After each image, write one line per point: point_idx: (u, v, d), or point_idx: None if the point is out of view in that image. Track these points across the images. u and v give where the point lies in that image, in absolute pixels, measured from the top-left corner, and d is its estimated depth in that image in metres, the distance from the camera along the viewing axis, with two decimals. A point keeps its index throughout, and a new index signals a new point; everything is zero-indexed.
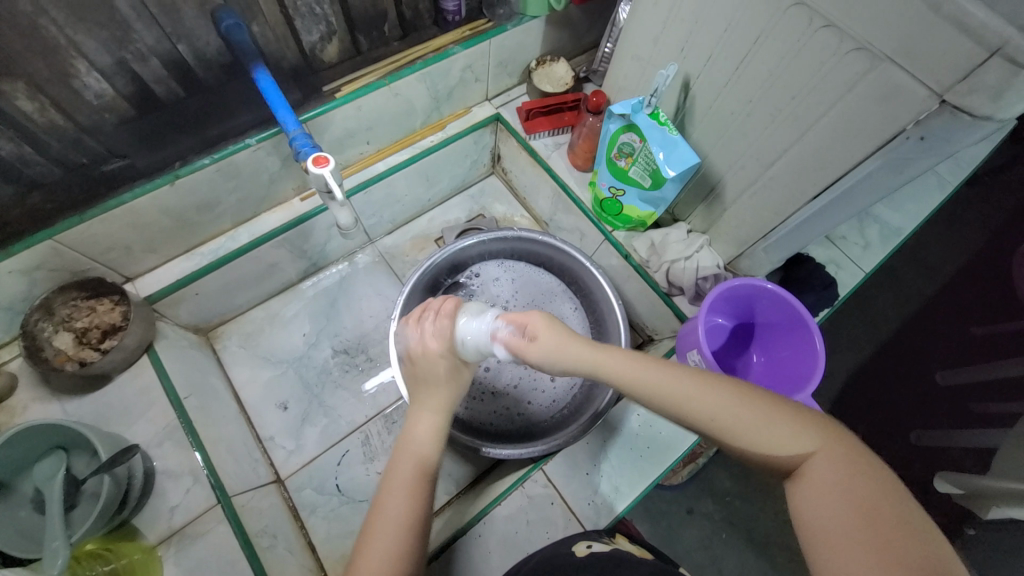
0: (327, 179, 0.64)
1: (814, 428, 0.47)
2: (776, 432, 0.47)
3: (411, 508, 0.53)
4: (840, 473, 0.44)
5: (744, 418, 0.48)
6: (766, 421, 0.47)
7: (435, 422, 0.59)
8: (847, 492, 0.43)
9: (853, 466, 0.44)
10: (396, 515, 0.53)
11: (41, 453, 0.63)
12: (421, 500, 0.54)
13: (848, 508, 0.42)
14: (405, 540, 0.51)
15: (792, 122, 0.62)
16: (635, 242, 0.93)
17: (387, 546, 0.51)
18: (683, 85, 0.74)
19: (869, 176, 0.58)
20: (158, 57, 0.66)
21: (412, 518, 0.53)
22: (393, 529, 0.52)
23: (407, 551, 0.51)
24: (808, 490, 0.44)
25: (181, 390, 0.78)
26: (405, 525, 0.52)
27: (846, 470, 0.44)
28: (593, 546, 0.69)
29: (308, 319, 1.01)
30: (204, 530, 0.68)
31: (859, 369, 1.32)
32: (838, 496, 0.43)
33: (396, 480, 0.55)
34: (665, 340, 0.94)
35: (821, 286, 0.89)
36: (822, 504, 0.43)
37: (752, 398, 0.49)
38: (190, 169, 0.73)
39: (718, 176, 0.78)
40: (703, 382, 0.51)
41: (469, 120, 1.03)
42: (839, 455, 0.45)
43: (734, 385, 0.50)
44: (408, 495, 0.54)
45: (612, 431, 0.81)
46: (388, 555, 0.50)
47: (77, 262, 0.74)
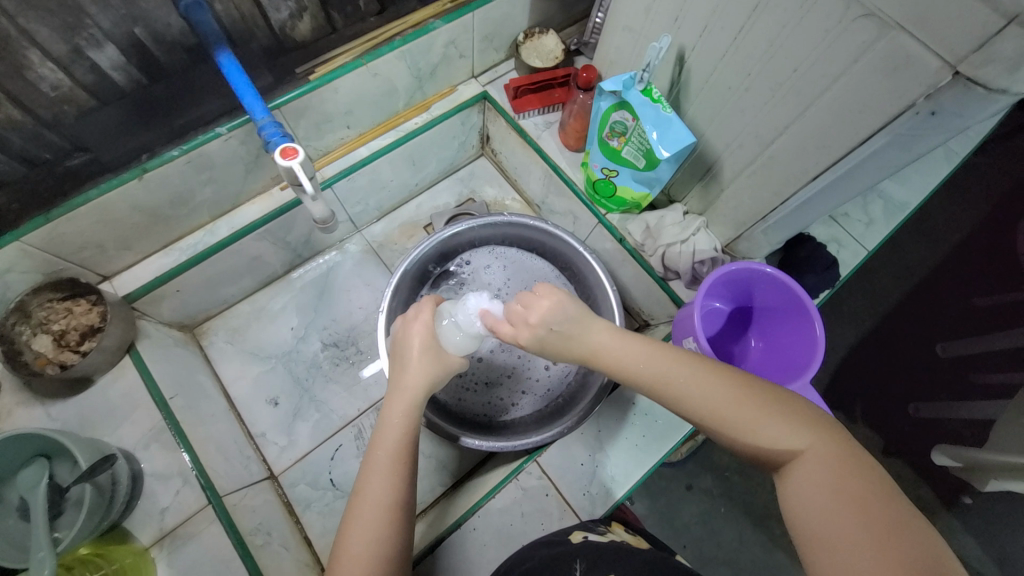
0: (297, 171, 0.61)
1: (799, 420, 0.46)
2: (766, 423, 0.46)
3: (392, 495, 0.52)
4: (833, 467, 0.43)
5: (732, 407, 0.47)
6: (753, 412, 0.47)
7: (413, 406, 0.58)
8: (839, 485, 0.42)
9: (847, 460, 0.44)
10: (378, 501, 0.51)
11: (24, 462, 0.62)
12: (400, 485, 0.53)
13: (840, 501, 0.41)
14: (388, 528, 0.51)
15: (794, 97, 0.58)
16: (629, 225, 0.89)
17: (369, 534, 0.50)
18: (678, 57, 0.69)
19: (875, 154, 0.55)
20: (115, 43, 0.62)
21: (393, 506, 0.52)
22: (373, 514, 0.51)
23: (390, 539, 0.51)
24: (799, 487, 0.44)
25: (166, 390, 0.77)
26: (388, 511, 0.51)
27: (839, 469, 0.43)
28: (589, 536, 0.68)
29: (296, 311, 0.99)
30: (197, 531, 0.67)
31: (860, 345, 1.30)
32: (830, 489, 0.42)
33: (375, 465, 0.53)
34: (662, 326, 0.92)
35: (822, 267, 0.86)
36: (818, 506, 0.42)
37: (744, 394, 0.48)
38: (159, 161, 0.70)
39: (715, 156, 0.74)
40: (688, 376, 0.50)
41: (454, 100, 0.98)
42: (827, 454, 0.44)
43: (726, 380, 0.49)
44: (387, 482, 0.52)
45: (607, 421, 0.80)
46: (371, 543, 0.50)
47: (48, 263, 0.71)
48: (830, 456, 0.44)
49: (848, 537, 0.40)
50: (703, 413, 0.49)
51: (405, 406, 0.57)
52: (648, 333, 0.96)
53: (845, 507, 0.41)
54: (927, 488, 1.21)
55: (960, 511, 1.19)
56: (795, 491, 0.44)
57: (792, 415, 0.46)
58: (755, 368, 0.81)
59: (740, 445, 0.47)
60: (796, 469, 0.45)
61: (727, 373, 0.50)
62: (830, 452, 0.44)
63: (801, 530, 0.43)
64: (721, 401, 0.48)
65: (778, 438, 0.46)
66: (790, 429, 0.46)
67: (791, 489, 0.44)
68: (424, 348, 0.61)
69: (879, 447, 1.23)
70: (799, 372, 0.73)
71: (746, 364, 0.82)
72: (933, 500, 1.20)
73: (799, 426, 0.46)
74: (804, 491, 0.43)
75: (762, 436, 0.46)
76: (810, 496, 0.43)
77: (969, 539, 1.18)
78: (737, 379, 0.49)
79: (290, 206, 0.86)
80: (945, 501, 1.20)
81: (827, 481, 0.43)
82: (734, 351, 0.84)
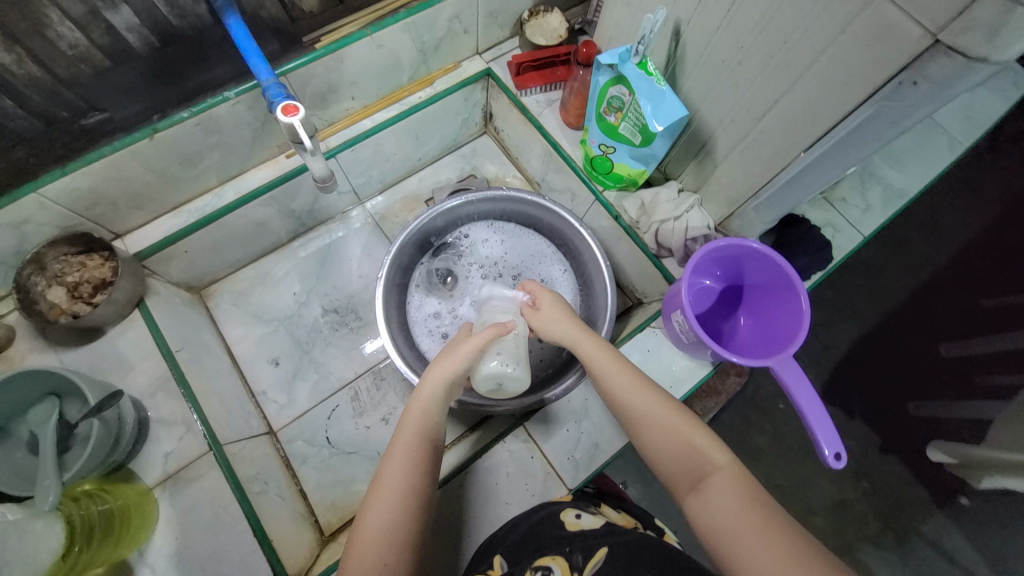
0: (298, 129, 0.60)
1: (707, 443, 0.61)
2: (690, 440, 0.61)
3: (407, 483, 0.59)
4: (736, 487, 0.57)
5: (670, 426, 0.63)
6: (684, 428, 0.62)
7: (431, 400, 0.66)
8: (746, 499, 0.55)
9: (753, 485, 0.57)
10: (393, 486, 0.59)
11: (38, 398, 0.65)
12: (416, 473, 0.60)
13: (745, 508, 0.54)
14: (404, 513, 0.57)
15: (783, 70, 0.59)
16: (625, 201, 0.91)
17: (385, 515, 0.57)
18: (673, 31, 0.70)
19: (861, 126, 0.55)
20: (130, 5, 0.63)
21: (407, 494, 0.59)
22: (390, 496, 0.58)
23: (402, 523, 0.57)
24: (712, 498, 0.57)
25: (172, 343, 0.80)
26: (404, 497, 0.58)
27: (741, 488, 0.56)
28: (583, 517, 0.71)
29: (298, 277, 1.00)
30: (197, 475, 0.72)
31: (857, 334, 1.31)
32: (738, 501, 0.55)
33: (395, 458, 0.61)
34: (653, 303, 0.93)
35: (814, 249, 0.86)
36: (723, 509, 0.55)
37: (675, 413, 0.64)
38: (170, 122, 0.73)
39: (710, 132, 0.75)
40: (638, 392, 0.66)
41: (458, 75, 1.00)
42: (738, 482, 0.57)
43: (666, 400, 0.65)
44: (406, 469, 0.60)
45: (596, 390, 0.81)
46: (386, 527, 0.56)
47: (64, 217, 0.75)
48: (737, 479, 0.57)
49: (752, 536, 0.52)
50: (649, 420, 0.64)
51: (426, 401, 0.66)
52: (639, 310, 0.97)
53: (745, 515, 0.54)
54: (921, 486, 1.22)
55: (955, 506, 1.20)
56: (710, 503, 0.56)
57: (716, 443, 0.61)
58: (743, 344, 0.82)
59: (668, 457, 0.62)
60: (714, 483, 0.58)
61: (670, 400, 0.65)
62: (742, 474, 0.58)
63: (713, 539, 0.55)
64: (663, 418, 0.63)
65: (702, 455, 0.60)
66: (712, 456, 0.60)
67: (707, 499, 0.57)
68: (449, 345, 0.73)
69: (876, 442, 1.24)
70: (783, 347, 0.74)
71: (735, 341, 0.84)
72: (926, 497, 1.21)
73: (720, 453, 0.60)
74: (716, 501, 0.56)
75: (682, 453, 0.61)
76: (719, 506, 0.55)
77: (959, 531, 1.19)
78: (672, 405, 0.65)
79: (296, 173, 0.88)
80: (939, 497, 1.21)
81: (732, 496, 0.56)
82: (722, 329, 0.85)
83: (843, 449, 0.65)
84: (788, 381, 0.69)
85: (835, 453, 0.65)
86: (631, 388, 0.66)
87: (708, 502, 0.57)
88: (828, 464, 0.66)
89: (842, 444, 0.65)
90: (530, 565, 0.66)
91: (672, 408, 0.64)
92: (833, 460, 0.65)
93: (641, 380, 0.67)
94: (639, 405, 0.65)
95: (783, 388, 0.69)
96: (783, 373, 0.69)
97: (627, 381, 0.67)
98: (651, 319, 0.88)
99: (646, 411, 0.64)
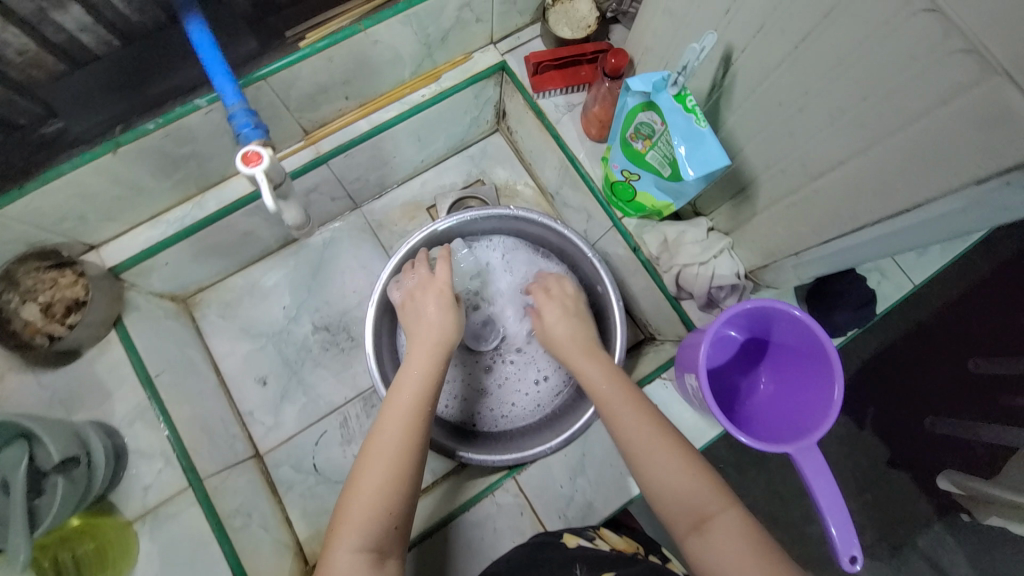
0: (261, 180, 0.51)
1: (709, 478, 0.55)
2: (687, 470, 0.55)
3: (407, 441, 0.57)
4: (741, 529, 0.51)
5: (664, 453, 0.56)
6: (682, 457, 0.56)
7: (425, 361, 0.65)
8: (752, 542, 0.50)
9: (759, 528, 0.52)
10: (393, 443, 0.57)
11: (5, 441, 0.60)
12: (417, 431, 0.58)
13: (754, 552, 0.49)
14: (400, 472, 0.55)
15: (857, 129, 0.47)
16: (646, 234, 0.80)
17: (383, 471, 0.55)
18: (724, 58, 0.57)
19: (946, 215, 0.45)
20: (80, 3, 0.53)
21: (406, 451, 0.56)
22: (388, 454, 0.56)
23: (397, 484, 0.55)
24: (717, 541, 0.51)
25: (152, 367, 0.76)
26: (400, 456, 0.56)
27: (745, 531, 0.51)
28: (584, 543, 0.65)
29: (288, 289, 0.94)
30: (177, 510, 0.70)
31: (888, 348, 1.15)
32: (744, 544, 0.50)
33: (398, 413, 0.59)
34: (667, 344, 0.85)
35: (855, 305, 0.76)
36: (731, 554, 0.50)
37: (671, 438, 0.58)
38: (133, 135, 0.65)
39: (752, 176, 0.63)
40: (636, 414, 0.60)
41: (468, 69, 0.87)
42: (744, 523, 0.52)
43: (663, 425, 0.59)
44: (405, 428, 0.58)
45: (595, 445, 0.76)
46: (384, 485, 0.54)
47: (29, 235, 0.69)
48: (738, 521, 0.52)
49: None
50: (644, 447, 0.58)
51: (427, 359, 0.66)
52: (650, 349, 0.89)
53: (756, 561, 0.48)
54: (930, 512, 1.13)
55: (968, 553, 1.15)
56: (715, 547, 0.51)
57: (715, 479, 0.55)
58: (759, 408, 0.75)
59: (665, 492, 0.55)
60: (716, 526, 0.52)
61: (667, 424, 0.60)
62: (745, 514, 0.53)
63: None
64: (658, 442, 0.57)
65: (702, 491, 0.54)
66: (715, 492, 0.54)
67: (711, 542, 0.51)
68: (446, 301, 0.72)
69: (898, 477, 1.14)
70: (804, 429, 0.65)
71: (750, 402, 0.76)
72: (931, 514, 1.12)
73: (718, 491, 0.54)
74: (723, 545, 0.50)
75: (681, 486, 0.55)
76: (726, 552, 0.50)
77: None
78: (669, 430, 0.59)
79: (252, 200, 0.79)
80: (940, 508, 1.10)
81: (738, 540, 0.50)
82: (739, 385, 0.78)
83: (860, 552, 0.58)
84: (807, 470, 0.62)
85: (851, 556, 0.58)
86: (628, 408, 0.61)
87: (711, 544, 0.51)
88: (842, 566, 0.59)
89: (859, 546, 0.58)
90: None
91: (661, 428, 0.59)
92: (847, 563, 0.58)
93: (638, 402, 0.61)
94: (631, 428, 0.59)
95: (800, 476, 0.62)
96: (803, 463, 0.62)
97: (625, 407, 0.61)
98: (662, 367, 0.80)
99: (642, 437, 0.58)
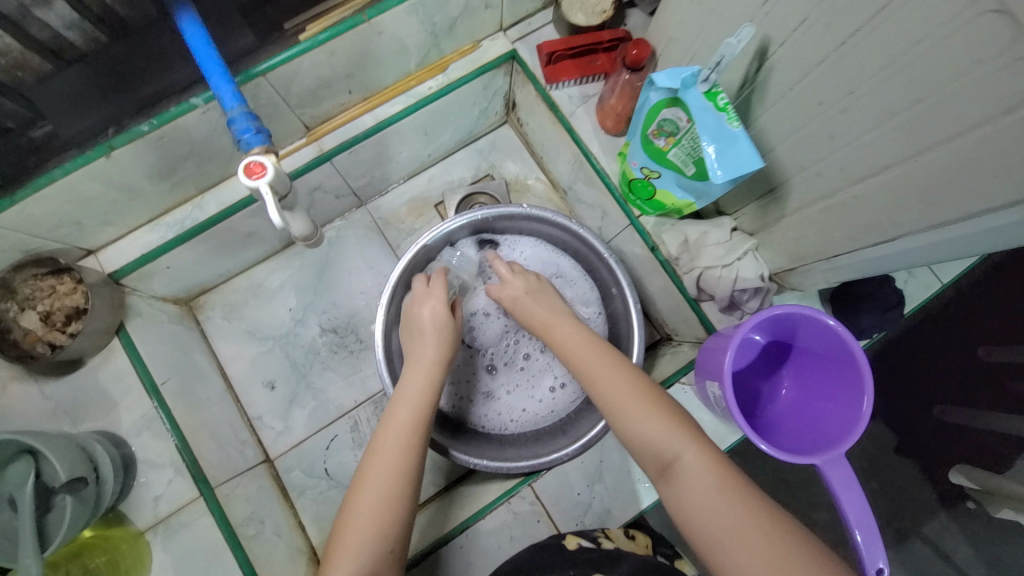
0: (266, 195, 0.49)
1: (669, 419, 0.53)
2: (650, 416, 0.54)
3: (402, 466, 0.56)
4: (705, 470, 0.49)
5: (628, 404, 0.56)
6: (641, 403, 0.55)
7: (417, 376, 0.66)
8: (719, 482, 0.48)
9: (726, 465, 0.50)
10: (386, 469, 0.55)
11: (8, 458, 0.58)
12: (412, 457, 0.57)
13: (721, 493, 0.48)
14: (394, 499, 0.54)
15: (908, 134, 0.43)
16: (665, 234, 0.77)
17: (375, 501, 0.53)
18: (759, 51, 0.53)
19: (1003, 228, 0.42)
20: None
21: (400, 478, 0.55)
22: (382, 480, 0.54)
23: (393, 510, 0.53)
24: (686, 488, 0.49)
25: (158, 375, 0.74)
26: (394, 481, 0.55)
27: (709, 469, 0.49)
28: (584, 544, 0.65)
29: (294, 291, 0.92)
30: (189, 521, 0.69)
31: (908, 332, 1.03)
32: (711, 485, 0.48)
33: (391, 433, 0.58)
34: (685, 346, 0.83)
35: (883, 307, 0.73)
36: (700, 497, 0.48)
37: (631, 388, 0.57)
38: (127, 138, 0.61)
39: (783, 177, 0.60)
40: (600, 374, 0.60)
41: (477, 59, 0.83)
42: (711, 461, 0.50)
43: (623, 375, 0.59)
44: (397, 452, 0.56)
45: (612, 452, 0.75)
46: (376, 508, 0.53)
47: (24, 242, 0.66)
48: (702, 462, 0.50)
49: (726, 519, 0.46)
50: (606, 401, 0.57)
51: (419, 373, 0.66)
52: (667, 350, 0.87)
53: (726, 504, 0.47)
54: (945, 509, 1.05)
55: None
56: (685, 493, 0.49)
57: (679, 420, 0.54)
58: (781, 414, 0.73)
59: (635, 444, 0.54)
60: (682, 471, 0.50)
61: (629, 374, 0.59)
62: (710, 451, 0.51)
63: (692, 531, 0.48)
64: (617, 394, 0.57)
65: (662, 437, 0.52)
66: (677, 433, 0.52)
67: (682, 490, 0.50)
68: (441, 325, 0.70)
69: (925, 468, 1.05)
70: (830, 440, 0.63)
71: (771, 408, 0.74)
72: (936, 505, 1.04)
73: (678, 434, 0.52)
74: (692, 490, 0.49)
75: (647, 432, 0.53)
76: (695, 497, 0.48)
77: None
78: (632, 379, 0.58)
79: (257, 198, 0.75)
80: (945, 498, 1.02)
81: (704, 484, 0.49)
82: (760, 390, 0.75)
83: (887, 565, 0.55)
84: (833, 482, 0.60)
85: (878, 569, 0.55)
86: (593, 367, 0.61)
87: (680, 492, 0.50)
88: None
89: (886, 558, 0.55)
90: None
91: (624, 376, 0.59)
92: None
93: (598, 359, 0.61)
94: (600, 385, 0.59)
95: (827, 488, 0.60)
96: (830, 474, 0.60)
97: (599, 361, 0.61)
98: (680, 371, 0.78)
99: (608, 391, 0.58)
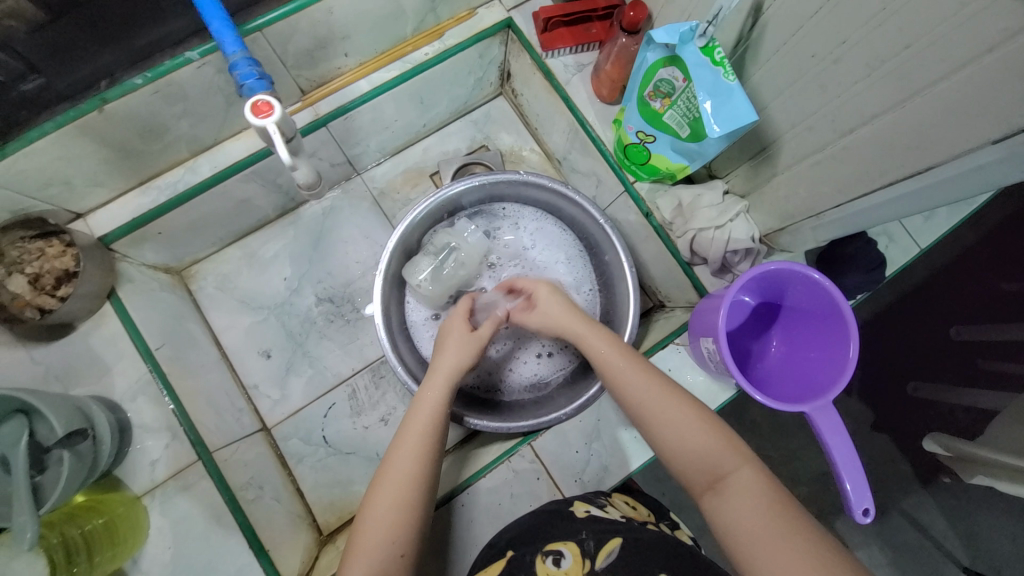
0: (272, 132, 0.51)
1: (717, 436, 0.53)
2: (699, 431, 0.54)
3: (413, 489, 0.56)
4: (753, 489, 0.50)
5: (675, 416, 0.55)
6: (685, 417, 0.55)
7: (447, 390, 0.63)
8: (767, 498, 0.49)
9: (773, 483, 0.50)
10: (397, 493, 0.56)
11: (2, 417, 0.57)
12: (422, 481, 0.57)
13: (769, 510, 0.48)
14: (405, 521, 0.55)
15: (895, 81, 0.46)
16: (659, 199, 0.79)
17: (389, 524, 0.54)
18: (754, 7, 0.55)
19: (981, 169, 0.45)
20: None
21: (411, 502, 0.56)
22: (393, 506, 0.55)
23: (405, 531, 0.55)
24: (731, 503, 0.50)
25: (152, 340, 0.73)
26: (404, 506, 0.55)
27: (759, 488, 0.50)
28: (594, 511, 0.65)
29: (289, 261, 0.91)
30: (186, 485, 0.68)
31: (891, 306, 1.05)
32: (759, 502, 0.49)
33: (403, 456, 0.58)
34: (677, 311, 0.84)
35: (868, 268, 0.75)
36: (744, 512, 0.49)
37: (675, 401, 0.56)
38: (120, 91, 0.60)
39: (775, 135, 0.62)
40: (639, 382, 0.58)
41: (474, 25, 0.82)
42: (760, 479, 0.50)
43: (667, 387, 0.57)
44: (410, 477, 0.57)
45: (610, 411, 0.76)
46: (388, 528, 0.54)
47: (11, 201, 0.64)
48: (752, 481, 0.50)
49: (772, 533, 0.46)
50: (646, 412, 0.57)
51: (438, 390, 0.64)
52: (660, 316, 0.88)
53: (772, 521, 0.47)
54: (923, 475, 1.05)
55: None
56: (728, 505, 0.50)
57: (726, 437, 0.53)
58: (771, 370, 0.75)
59: (678, 459, 0.54)
60: (730, 489, 0.50)
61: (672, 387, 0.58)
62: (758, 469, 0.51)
63: (734, 543, 0.48)
64: (659, 404, 0.56)
65: (709, 452, 0.53)
66: (730, 452, 0.52)
67: (727, 504, 0.50)
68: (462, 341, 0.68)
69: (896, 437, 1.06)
70: (819, 391, 0.66)
71: (762, 365, 0.77)
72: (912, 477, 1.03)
73: (728, 452, 0.52)
74: (739, 506, 0.49)
75: (693, 446, 0.53)
76: (741, 511, 0.49)
77: None
78: (675, 393, 0.57)
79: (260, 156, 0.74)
80: (921, 471, 1.02)
81: (751, 501, 0.49)
82: (751, 349, 0.78)
83: (873, 505, 0.58)
84: (823, 430, 0.62)
85: (864, 509, 0.58)
86: (631, 374, 0.59)
87: (725, 504, 0.50)
88: (854, 518, 0.59)
89: (871, 499, 0.58)
90: (541, 550, 0.62)
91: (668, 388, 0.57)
92: (860, 515, 0.58)
93: (637, 369, 0.59)
94: (639, 393, 0.57)
95: (817, 435, 0.62)
96: (819, 421, 0.62)
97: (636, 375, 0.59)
98: (674, 333, 0.80)
99: (655, 406, 0.56)
